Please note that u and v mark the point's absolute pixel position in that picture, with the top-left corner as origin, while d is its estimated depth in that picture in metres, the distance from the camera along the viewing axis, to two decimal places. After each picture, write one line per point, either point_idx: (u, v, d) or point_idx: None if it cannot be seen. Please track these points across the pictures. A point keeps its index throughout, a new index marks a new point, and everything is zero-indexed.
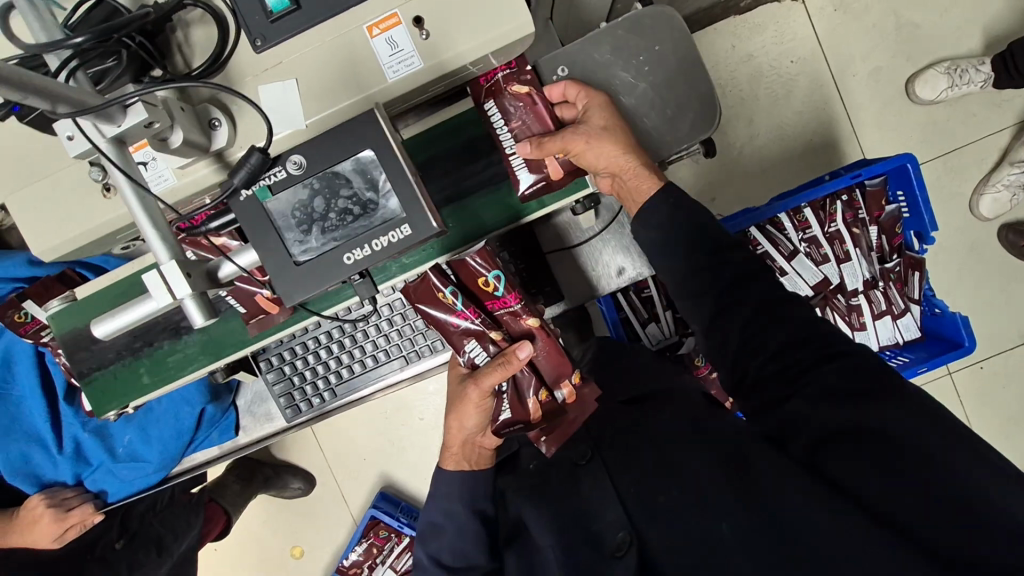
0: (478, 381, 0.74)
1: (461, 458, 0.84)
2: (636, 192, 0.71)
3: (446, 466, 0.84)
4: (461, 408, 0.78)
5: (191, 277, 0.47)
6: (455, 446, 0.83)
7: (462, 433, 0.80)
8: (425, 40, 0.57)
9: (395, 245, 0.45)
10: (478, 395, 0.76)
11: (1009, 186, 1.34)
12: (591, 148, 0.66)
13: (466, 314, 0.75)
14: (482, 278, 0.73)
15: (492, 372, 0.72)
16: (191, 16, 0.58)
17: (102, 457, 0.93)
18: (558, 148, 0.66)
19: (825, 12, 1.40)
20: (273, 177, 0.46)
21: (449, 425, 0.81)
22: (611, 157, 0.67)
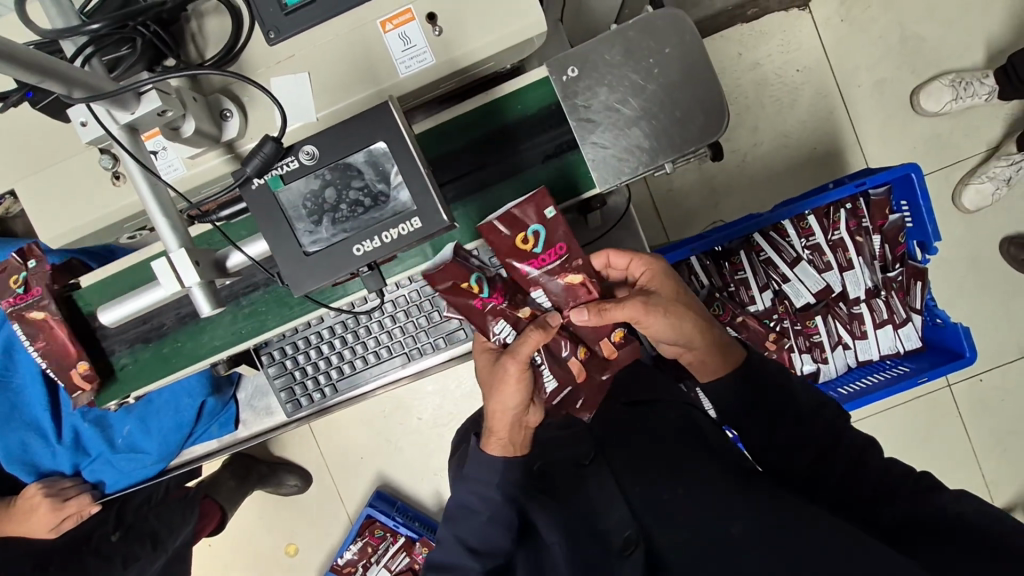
0: (517, 354, 0.73)
1: (505, 442, 0.81)
2: (705, 367, 0.78)
3: (491, 451, 0.80)
4: (501, 388, 0.75)
5: (199, 266, 0.47)
6: (499, 431, 0.79)
7: (507, 414, 0.77)
8: (438, 37, 0.57)
9: (405, 237, 0.45)
10: (517, 368, 0.74)
11: (994, 178, 1.34)
12: (660, 320, 0.73)
13: (492, 298, 0.76)
14: (520, 236, 0.72)
15: (532, 336, 0.72)
16: (205, 7, 0.58)
17: (101, 447, 0.92)
18: (621, 316, 0.73)
19: (832, 22, 1.41)
20: (286, 167, 0.46)
21: (490, 408, 0.77)
22: (678, 326, 0.74)
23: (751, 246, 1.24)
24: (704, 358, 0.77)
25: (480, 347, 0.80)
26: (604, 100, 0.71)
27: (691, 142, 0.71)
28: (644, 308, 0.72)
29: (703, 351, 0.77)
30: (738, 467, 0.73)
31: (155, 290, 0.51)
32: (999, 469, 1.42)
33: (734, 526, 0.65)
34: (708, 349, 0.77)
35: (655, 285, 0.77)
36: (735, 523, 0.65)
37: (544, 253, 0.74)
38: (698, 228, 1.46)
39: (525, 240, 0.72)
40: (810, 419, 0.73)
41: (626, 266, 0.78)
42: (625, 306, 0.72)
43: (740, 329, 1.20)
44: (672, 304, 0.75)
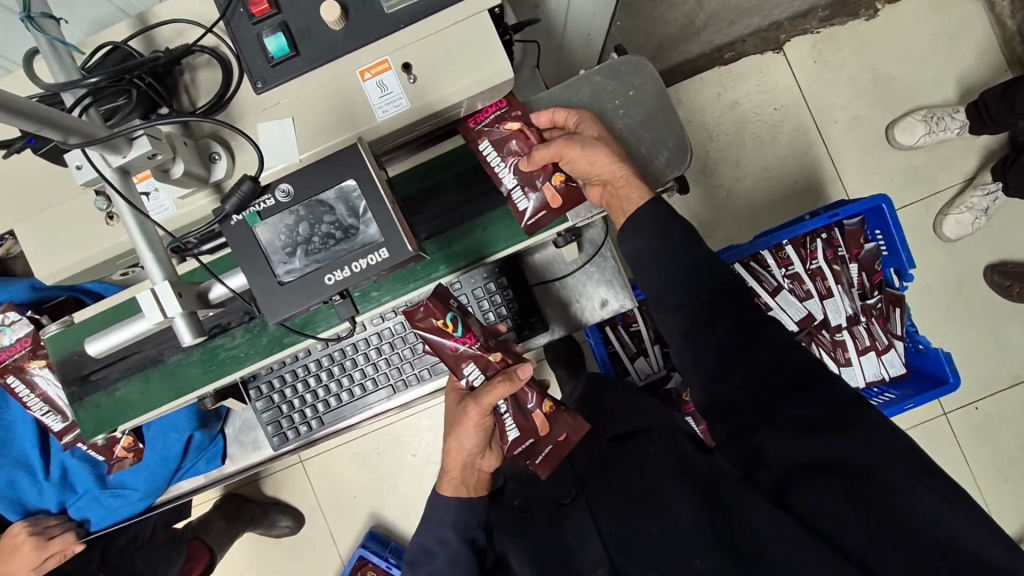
0: (480, 400, 0.73)
1: (458, 482, 0.82)
2: (624, 201, 0.70)
3: (445, 492, 0.82)
4: (460, 429, 0.76)
5: (182, 297, 0.50)
6: (451, 470, 0.81)
7: (462, 456, 0.78)
8: (412, 84, 0.62)
9: (372, 267, 0.47)
10: (478, 414, 0.74)
11: (972, 208, 1.38)
12: (585, 154, 0.68)
13: (465, 338, 0.75)
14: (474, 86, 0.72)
15: (497, 388, 0.71)
16: (198, 61, 0.63)
17: (89, 484, 0.93)
18: (550, 154, 0.69)
19: (805, 63, 1.49)
20: (262, 205, 0.49)
21: (448, 446, 0.79)
22: (604, 164, 0.68)
23: None
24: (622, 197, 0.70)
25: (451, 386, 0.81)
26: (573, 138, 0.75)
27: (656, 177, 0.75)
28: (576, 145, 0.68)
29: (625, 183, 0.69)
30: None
31: (139, 323, 0.53)
32: (1001, 500, 1.41)
33: (697, 559, 0.64)
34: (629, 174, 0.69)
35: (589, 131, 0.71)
36: (701, 556, 0.64)
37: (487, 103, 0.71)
38: None
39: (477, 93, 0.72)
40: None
41: (571, 124, 0.72)
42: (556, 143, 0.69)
43: None
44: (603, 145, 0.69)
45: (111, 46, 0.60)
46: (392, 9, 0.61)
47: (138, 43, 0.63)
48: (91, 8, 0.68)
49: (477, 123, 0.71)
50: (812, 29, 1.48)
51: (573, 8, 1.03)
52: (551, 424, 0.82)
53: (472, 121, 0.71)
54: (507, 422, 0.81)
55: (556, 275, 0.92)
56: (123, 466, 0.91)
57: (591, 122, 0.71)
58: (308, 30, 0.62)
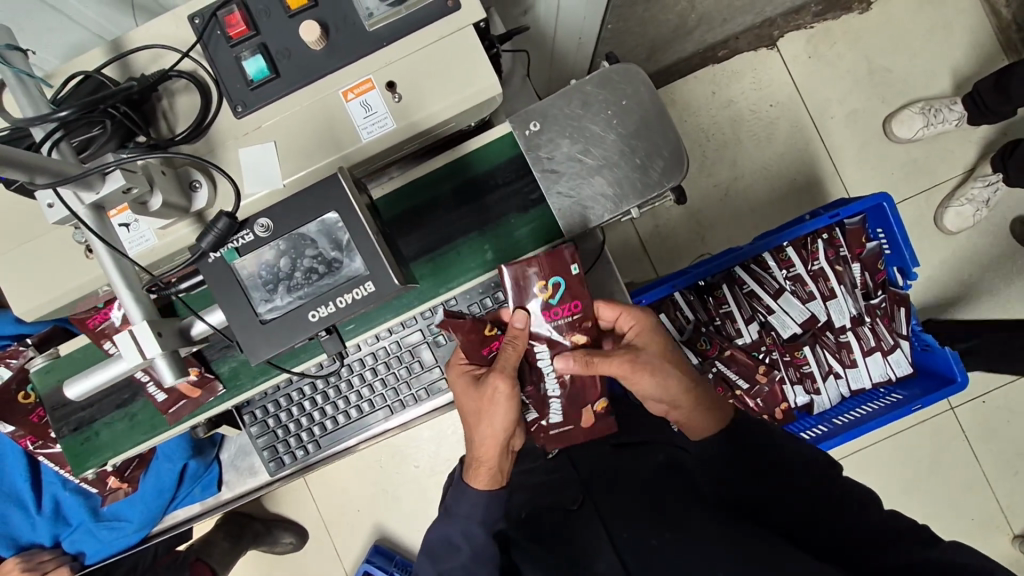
0: (504, 367, 0.73)
1: (492, 476, 0.78)
2: (692, 424, 0.76)
3: (478, 484, 0.77)
4: (488, 409, 0.74)
5: (161, 336, 0.48)
6: (488, 460, 0.77)
7: (497, 440, 0.75)
8: (397, 103, 0.60)
9: (358, 302, 0.45)
10: (507, 384, 0.73)
11: (973, 200, 1.36)
12: (654, 379, 0.74)
13: (562, 309, 0.74)
14: (542, 284, 0.73)
15: (510, 349, 0.72)
16: (176, 86, 0.61)
17: (83, 517, 0.91)
18: (611, 369, 0.74)
19: (800, 59, 1.47)
20: (240, 240, 0.47)
21: (479, 435, 0.76)
22: (671, 389, 0.75)
23: (733, 278, 1.25)
24: (690, 414, 0.75)
25: (455, 368, 0.77)
26: (566, 151, 0.73)
27: (653, 187, 0.72)
28: (631, 366, 0.73)
29: (689, 410, 0.75)
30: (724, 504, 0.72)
31: (117, 363, 0.51)
32: (1012, 494, 1.38)
33: None
34: (706, 405, 0.75)
35: (643, 340, 0.77)
36: None
37: (562, 305, 0.74)
38: (686, 261, 1.48)
39: (541, 288, 0.73)
40: (804, 461, 0.71)
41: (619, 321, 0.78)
42: (615, 361, 0.74)
43: (729, 363, 1.22)
44: (666, 362, 0.76)
45: (84, 75, 0.58)
46: (374, 27, 0.60)
47: (112, 70, 0.61)
48: (63, 35, 0.66)
49: (557, 317, 0.74)
50: (805, 25, 1.46)
51: (561, 14, 1.01)
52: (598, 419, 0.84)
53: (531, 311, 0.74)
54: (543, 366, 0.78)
55: None
56: (117, 497, 0.88)
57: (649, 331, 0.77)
58: (287, 51, 0.60)
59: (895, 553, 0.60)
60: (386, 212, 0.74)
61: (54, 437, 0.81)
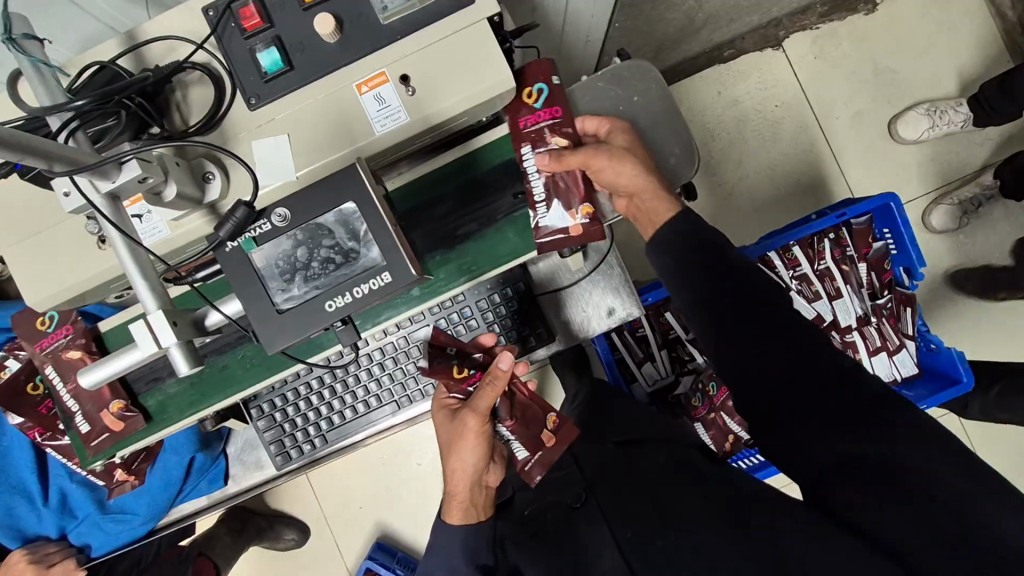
0: (476, 408, 0.72)
1: (466, 509, 0.78)
2: (650, 215, 0.71)
3: (452, 519, 0.78)
4: (460, 444, 0.74)
5: (177, 326, 0.48)
6: (459, 493, 0.77)
7: (468, 475, 0.75)
8: (411, 97, 0.60)
9: (375, 292, 0.45)
10: (477, 422, 0.73)
11: (962, 200, 1.37)
12: (613, 167, 0.69)
13: (546, 113, 0.73)
14: (527, 91, 0.73)
15: (483, 391, 0.70)
16: (190, 78, 0.61)
17: (90, 509, 0.91)
18: (576, 162, 0.71)
19: (806, 59, 1.46)
20: (259, 230, 0.47)
21: (451, 467, 0.76)
22: (631, 176, 0.69)
23: None
24: (649, 203, 0.70)
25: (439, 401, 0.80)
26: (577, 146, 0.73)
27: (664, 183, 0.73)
28: (596, 154, 0.69)
29: (648, 195, 0.70)
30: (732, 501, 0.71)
31: (133, 353, 0.51)
32: None
33: None
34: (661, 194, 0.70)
35: (612, 136, 0.72)
36: None
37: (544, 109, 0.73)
38: None
39: (530, 93, 0.73)
40: None
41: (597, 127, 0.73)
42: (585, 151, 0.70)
43: None
44: (631, 153, 0.70)
45: (98, 66, 0.58)
46: (388, 21, 0.60)
47: (126, 62, 0.61)
48: (75, 27, 0.66)
49: (530, 124, 0.72)
50: (812, 25, 1.46)
51: (570, 13, 1.01)
52: (558, 430, 0.81)
53: (521, 125, 0.72)
54: (535, 186, 0.72)
55: (561, 285, 0.90)
56: (123, 490, 0.87)
57: (623, 132, 0.71)
58: (301, 44, 0.60)
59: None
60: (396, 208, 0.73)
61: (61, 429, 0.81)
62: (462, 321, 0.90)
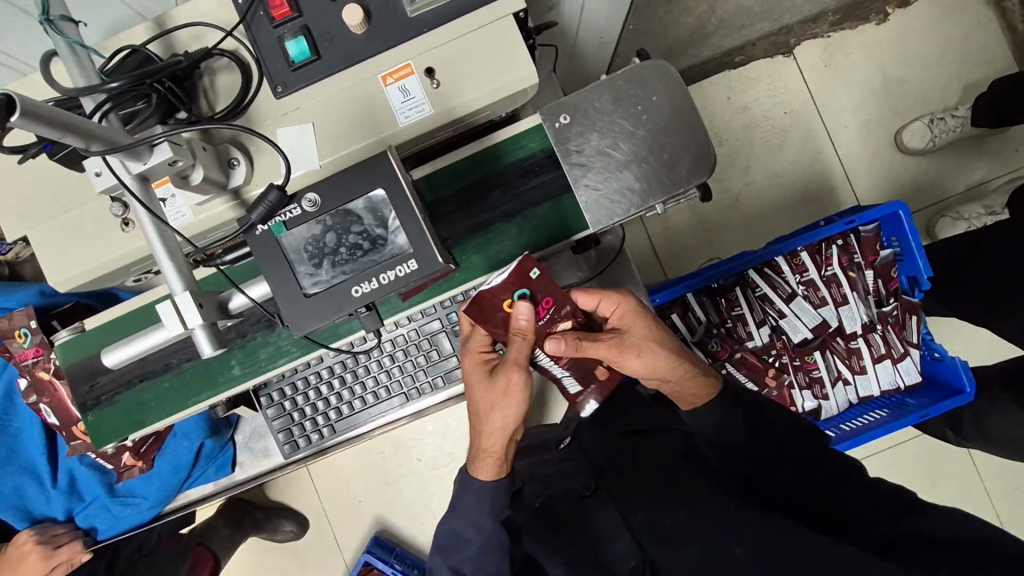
0: (515, 362, 0.67)
1: (497, 462, 0.76)
2: (684, 390, 0.74)
3: (482, 476, 0.76)
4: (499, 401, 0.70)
5: (202, 307, 0.49)
6: (494, 449, 0.75)
7: (506, 431, 0.73)
8: (435, 90, 0.61)
9: (402, 279, 0.46)
10: (518, 376, 0.68)
11: (971, 219, 1.35)
12: (640, 360, 0.71)
13: None
14: None
15: (521, 348, 0.65)
16: (218, 64, 0.62)
17: (99, 492, 0.92)
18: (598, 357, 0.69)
19: (816, 67, 1.47)
20: (289, 214, 0.48)
21: (487, 425, 0.72)
22: (659, 364, 0.71)
23: (747, 282, 1.26)
24: (680, 381, 0.74)
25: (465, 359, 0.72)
26: (595, 145, 0.74)
27: (681, 183, 0.73)
28: (619, 352, 0.69)
29: (678, 379, 0.73)
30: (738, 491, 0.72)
31: (157, 334, 0.52)
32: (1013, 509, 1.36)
33: None
34: (690, 374, 0.73)
35: (627, 324, 0.71)
36: None
37: None
38: (695, 264, 1.49)
39: None
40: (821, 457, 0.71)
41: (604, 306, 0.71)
42: (602, 348, 0.69)
43: (739, 365, 1.23)
44: (651, 340, 0.71)
45: (130, 49, 0.59)
46: (416, 13, 0.60)
47: (156, 46, 0.62)
48: (101, 14, 0.66)
49: None
50: (822, 34, 1.47)
51: (585, 14, 1.02)
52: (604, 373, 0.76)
53: None
54: None
55: (574, 281, 0.90)
56: (131, 474, 0.89)
57: (638, 315, 0.71)
58: (328, 34, 0.61)
59: (907, 527, 0.62)
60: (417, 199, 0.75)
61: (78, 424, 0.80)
62: None
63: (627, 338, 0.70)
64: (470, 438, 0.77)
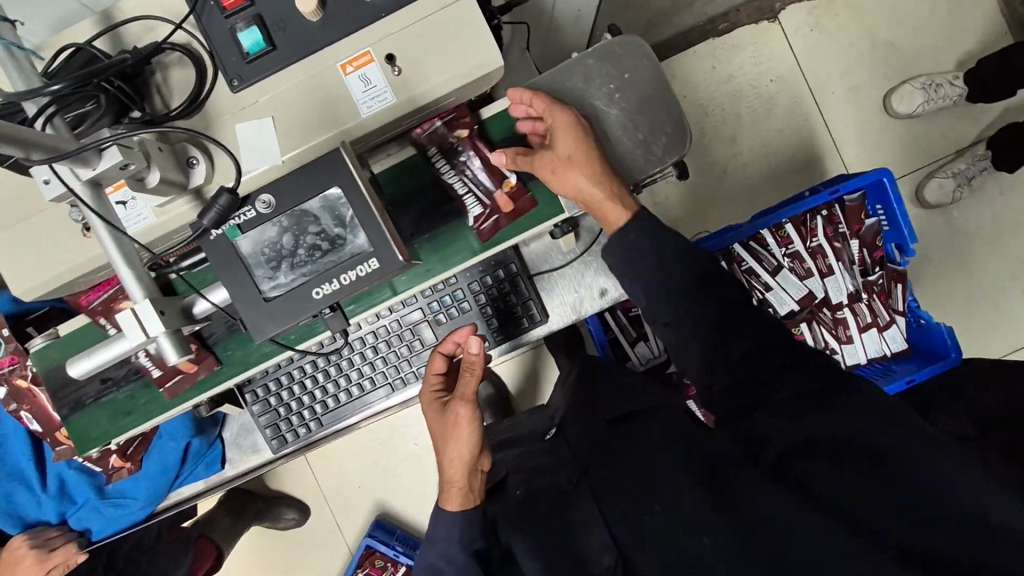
0: (463, 394, 0.77)
1: (463, 495, 0.80)
2: (605, 216, 0.70)
3: (449, 507, 0.79)
4: (453, 432, 0.78)
5: (164, 315, 0.48)
6: (457, 480, 0.79)
7: (464, 461, 0.78)
8: (397, 77, 0.59)
9: (363, 278, 0.46)
10: (468, 407, 0.78)
11: (957, 175, 1.37)
12: (557, 178, 0.67)
13: (98, 286, 0.69)
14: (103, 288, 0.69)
15: (467, 379, 0.75)
16: (169, 59, 0.60)
17: (88, 494, 0.91)
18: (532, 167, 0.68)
19: (802, 32, 1.44)
20: (242, 216, 0.47)
21: (448, 458, 0.79)
22: (578, 184, 0.67)
23: (732, 256, 1.25)
24: (604, 207, 0.69)
25: (426, 398, 0.82)
26: None
27: (655, 163, 0.73)
28: (546, 163, 0.66)
29: (598, 199, 0.69)
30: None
31: (121, 343, 0.52)
32: None
33: (707, 538, 0.62)
34: (609, 193, 0.69)
35: (555, 129, 0.68)
36: (710, 534, 0.62)
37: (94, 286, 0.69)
38: None
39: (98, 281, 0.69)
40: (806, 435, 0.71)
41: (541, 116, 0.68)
42: (536, 159, 0.67)
43: None
44: (579, 156, 0.67)
45: (75, 47, 0.57)
46: None
47: (104, 42, 0.60)
48: (52, 6, 0.64)
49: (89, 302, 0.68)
50: None
51: None
52: (517, 198, 0.72)
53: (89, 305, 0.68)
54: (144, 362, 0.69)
55: (554, 266, 0.91)
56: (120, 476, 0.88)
57: (568, 116, 0.67)
58: (282, 23, 0.59)
59: None
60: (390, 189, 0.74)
61: (61, 432, 0.79)
62: (454, 303, 0.90)
63: (551, 150, 0.67)
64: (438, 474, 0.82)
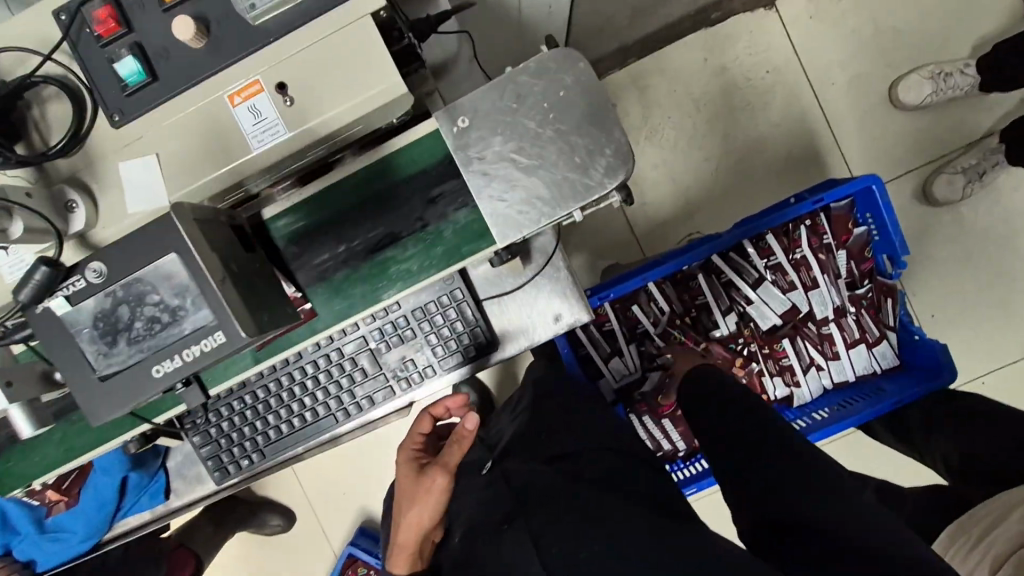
0: (444, 463, 0.80)
1: (411, 559, 0.81)
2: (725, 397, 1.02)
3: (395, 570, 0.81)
4: (421, 497, 0.80)
5: (13, 386, 0.55)
6: (409, 545, 0.81)
7: (422, 527, 0.80)
8: (289, 108, 0.54)
9: (204, 355, 0.45)
10: (444, 477, 0.80)
11: (966, 170, 1.26)
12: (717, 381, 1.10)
13: None
14: None
15: (453, 448, 0.80)
16: (47, 92, 0.56)
17: (29, 528, 0.94)
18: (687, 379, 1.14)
19: (801, 19, 1.34)
20: (72, 287, 0.46)
21: (405, 520, 0.81)
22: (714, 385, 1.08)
23: (712, 268, 1.18)
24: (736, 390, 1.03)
25: (404, 455, 0.88)
26: (498, 149, 0.65)
27: (594, 189, 0.64)
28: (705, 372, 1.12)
29: None
30: (666, 514, 0.67)
31: None
32: None
33: None
34: None
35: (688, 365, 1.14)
36: None
37: None
38: (673, 241, 1.41)
39: None
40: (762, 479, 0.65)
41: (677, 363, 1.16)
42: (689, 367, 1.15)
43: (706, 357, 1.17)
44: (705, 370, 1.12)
45: None
46: (258, 21, 0.53)
47: None
48: None
49: None
50: None
51: None
52: None
53: None
54: None
55: (506, 288, 0.85)
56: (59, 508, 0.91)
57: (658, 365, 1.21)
58: (165, 50, 0.54)
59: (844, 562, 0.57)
60: (319, 213, 0.69)
61: None
62: (395, 333, 0.86)
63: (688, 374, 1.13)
64: (392, 534, 0.84)
